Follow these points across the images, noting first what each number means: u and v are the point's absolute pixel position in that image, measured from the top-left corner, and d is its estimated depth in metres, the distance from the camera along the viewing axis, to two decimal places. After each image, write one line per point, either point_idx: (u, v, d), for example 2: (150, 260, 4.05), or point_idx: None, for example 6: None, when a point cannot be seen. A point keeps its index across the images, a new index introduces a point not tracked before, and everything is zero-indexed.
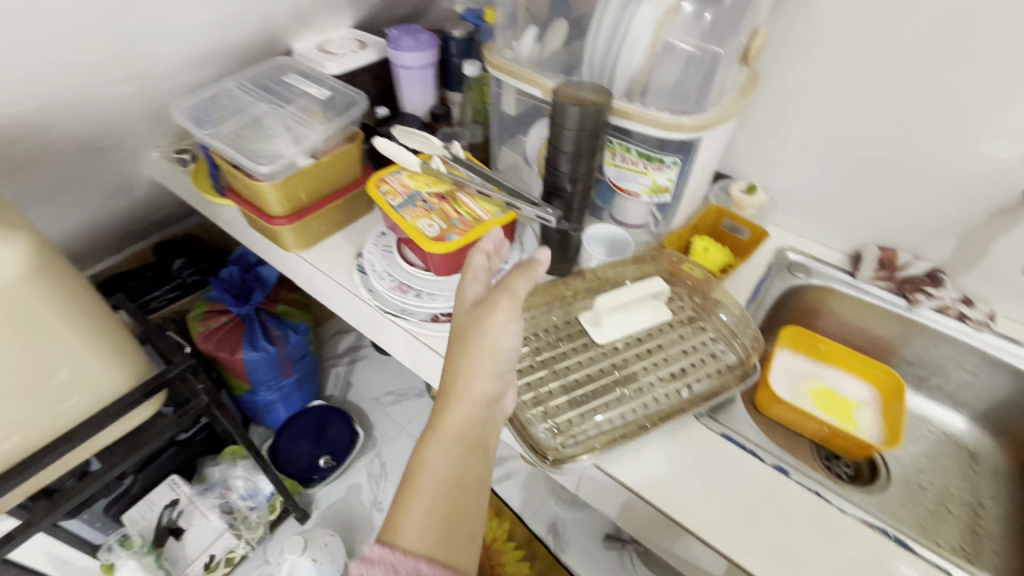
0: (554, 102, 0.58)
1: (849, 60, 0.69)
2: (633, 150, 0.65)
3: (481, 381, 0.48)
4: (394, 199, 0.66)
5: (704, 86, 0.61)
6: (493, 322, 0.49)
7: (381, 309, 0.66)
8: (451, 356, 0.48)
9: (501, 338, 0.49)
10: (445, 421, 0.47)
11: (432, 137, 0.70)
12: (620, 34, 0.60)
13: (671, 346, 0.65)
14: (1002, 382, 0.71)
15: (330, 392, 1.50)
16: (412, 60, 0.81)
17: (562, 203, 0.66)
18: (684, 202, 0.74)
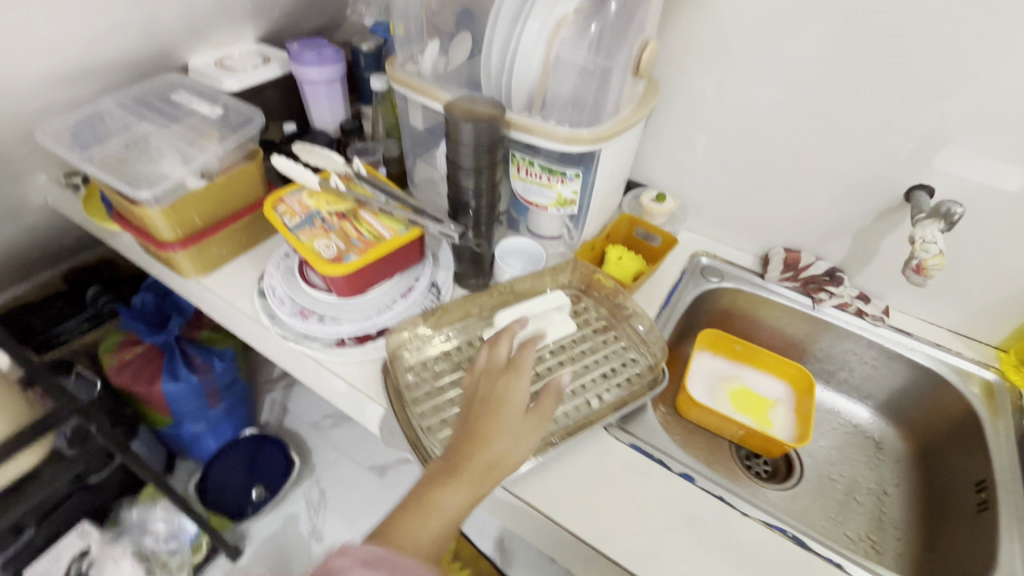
0: (448, 117, 0.57)
1: (742, 69, 0.71)
2: (537, 164, 0.66)
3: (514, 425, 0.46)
4: (291, 220, 0.63)
5: (598, 98, 0.62)
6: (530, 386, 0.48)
7: (283, 336, 0.64)
8: (482, 404, 0.47)
9: (523, 400, 0.47)
10: (474, 453, 0.44)
11: (333, 153, 0.67)
12: (512, 48, 0.60)
13: (583, 358, 0.65)
14: (898, 373, 0.74)
15: (264, 419, 1.43)
16: (318, 75, 0.79)
17: (468, 218, 0.65)
18: (595, 212, 0.74)
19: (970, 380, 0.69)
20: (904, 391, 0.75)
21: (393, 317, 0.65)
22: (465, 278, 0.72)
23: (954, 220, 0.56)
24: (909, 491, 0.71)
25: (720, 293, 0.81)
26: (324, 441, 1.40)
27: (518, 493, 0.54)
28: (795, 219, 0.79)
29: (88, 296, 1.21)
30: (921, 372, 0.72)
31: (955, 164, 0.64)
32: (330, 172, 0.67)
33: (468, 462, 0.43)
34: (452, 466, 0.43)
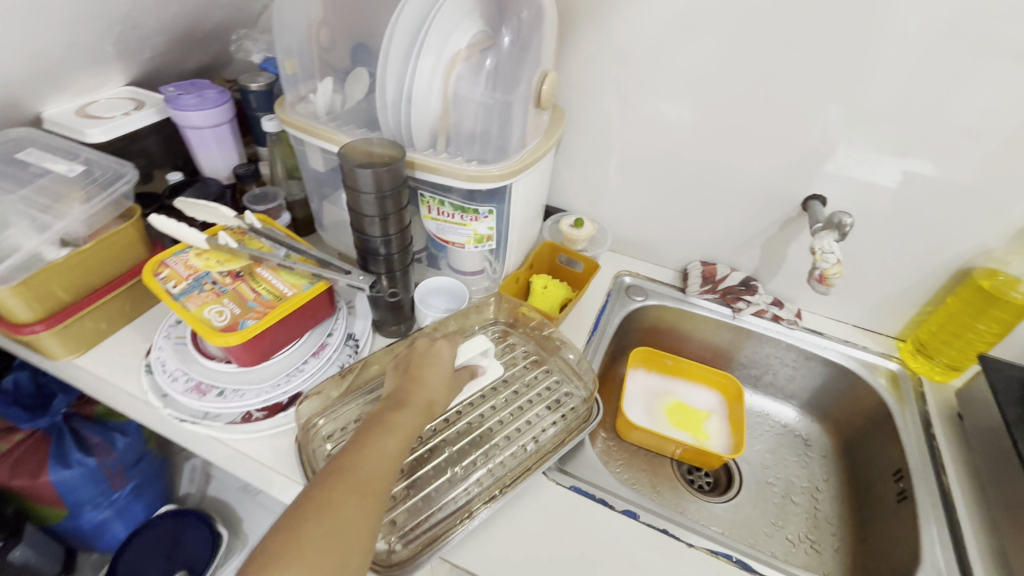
0: (343, 163, 0.53)
1: (643, 94, 0.73)
2: (448, 204, 0.63)
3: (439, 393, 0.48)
4: (175, 286, 0.57)
5: (502, 132, 0.61)
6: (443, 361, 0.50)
7: (177, 418, 0.56)
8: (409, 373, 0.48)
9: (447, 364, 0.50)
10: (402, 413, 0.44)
11: (221, 207, 0.61)
12: (408, 88, 0.57)
13: (516, 399, 0.63)
14: (815, 371, 0.78)
15: (184, 492, 1.29)
16: (202, 119, 0.72)
17: (380, 264, 0.61)
18: (515, 245, 0.73)
19: (878, 372, 0.74)
20: (823, 388, 0.78)
21: (305, 380, 0.59)
22: (383, 325, 0.68)
23: (846, 230, 0.57)
24: (837, 484, 0.74)
25: (646, 311, 0.82)
26: (256, 506, 1.29)
27: (457, 562, 0.50)
28: (709, 234, 0.81)
29: None
30: (835, 370, 0.76)
31: (842, 175, 0.68)
32: (218, 229, 0.61)
33: (392, 420, 0.43)
34: (376, 421, 0.43)
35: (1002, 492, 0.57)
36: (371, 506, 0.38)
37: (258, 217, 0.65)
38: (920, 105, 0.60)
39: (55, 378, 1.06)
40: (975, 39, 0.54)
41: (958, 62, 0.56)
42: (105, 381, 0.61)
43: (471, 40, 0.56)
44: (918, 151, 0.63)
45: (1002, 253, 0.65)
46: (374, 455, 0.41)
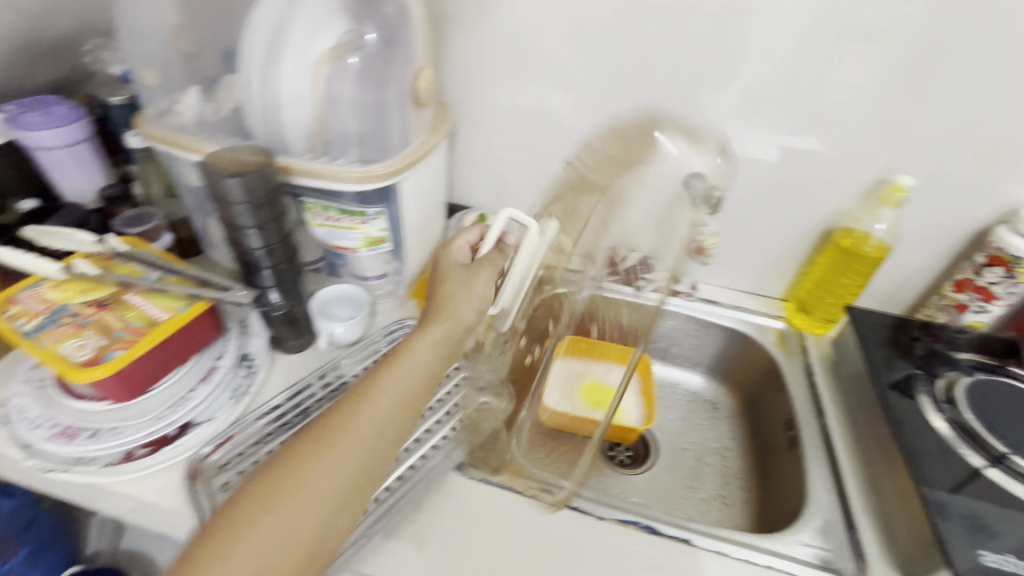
0: (209, 174, 0.51)
1: (527, 86, 0.75)
2: (333, 209, 0.61)
3: (467, 308, 0.54)
4: (27, 323, 0.51)
5: (383, 131, 0.59)
6: (457, 269, 0.56)
7: (43, 468, 0.51)
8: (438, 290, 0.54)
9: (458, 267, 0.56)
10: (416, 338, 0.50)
11: (78, 232, 0.56)
12: (273, 90, 0.54)
13: (426, 402, 0.63)
14: (715, 338, 0.83)
15: (93, 549, 1.18)
16: (53, 138, 0.66)
17: (266, 278, 0.58)
18: (415, 245, 0.72)
19: (767, 333, 0.80)
20: (723, 353, 0.84)
21: (193, 409, 0.56)
22: (282, 341, 0.65)
23: (719, 204, 0.63)
24: (742, 440, 0.79)
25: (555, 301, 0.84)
26: None
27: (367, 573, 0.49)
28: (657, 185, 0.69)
29: None
30: (732, 335, 0.82)
31: None
32: (77, 255, 0.55)
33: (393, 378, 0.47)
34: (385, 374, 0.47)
35: (869, 426, 0.64)
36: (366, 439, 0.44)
37: (125, 240, 0.60)
38: (769, 82, 0.66)
39: None
40: (805, 20, 0.60)
41: (795, 42, 0.62)
42: None
43: (339, 39, 0.54)
44: (774, 125, 0.69)
45: (856, 213, 0.72)
46: (374, 413, 0.45)
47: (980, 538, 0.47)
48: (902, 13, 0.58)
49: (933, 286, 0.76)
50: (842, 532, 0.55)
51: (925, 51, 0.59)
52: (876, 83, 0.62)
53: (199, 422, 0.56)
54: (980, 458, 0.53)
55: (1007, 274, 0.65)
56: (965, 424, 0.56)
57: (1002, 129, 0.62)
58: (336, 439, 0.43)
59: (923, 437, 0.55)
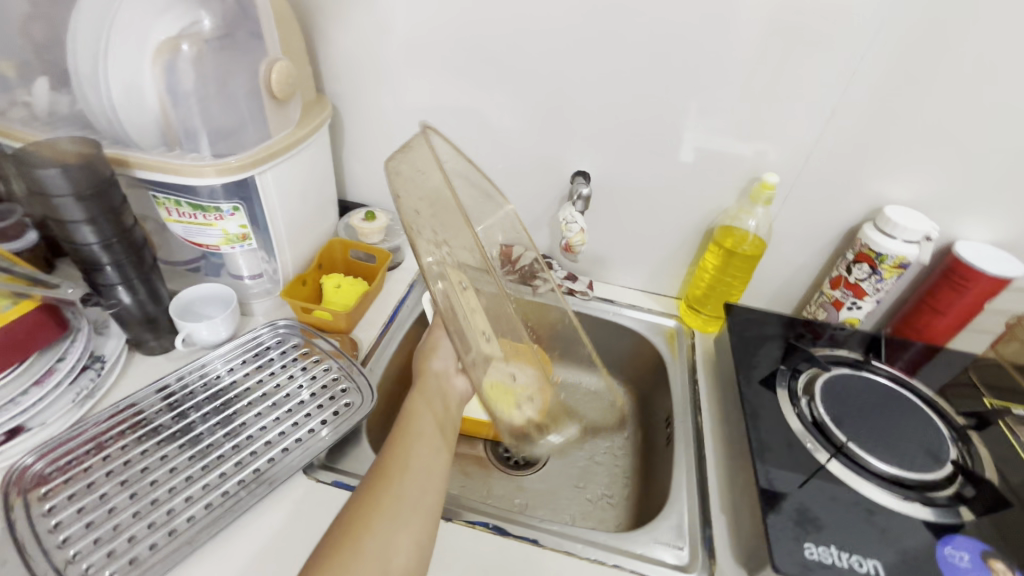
0: (23, 165, 0.48)
1: (412, 82, 0.75)
2: (184, 204, 0.59)
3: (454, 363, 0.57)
4: None
5: (235, 125, 0.58)
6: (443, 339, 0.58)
7: None
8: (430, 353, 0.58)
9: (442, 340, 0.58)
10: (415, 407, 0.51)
11: None
12: (106, 83, 0.52)
13: (287, 402, 0.61)
14: (611, 337, 0.83)
15: None
16: None
17: (108, 276, 0.56)
18: (293, 243, 0.70)
19: (658, 331, 0.80)
20: (619, 352, 0.83)
21: (23, 412, 0.53)
22: (142, 341, 0.63)
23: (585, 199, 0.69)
24: (634, 439, 0.79)
25: None
26: None
27: None
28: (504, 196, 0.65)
29: None
30: (625, 333, 0.82)
31: (596, 151, 0.74)
32: None
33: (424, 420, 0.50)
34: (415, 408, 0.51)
35: (737, 422, 0.64)
36: (424, 492, 0.44)
37: None
38: (642, 80, 0.67)
39: None
40: (660, 20, 0.62)
41: (654, 42, 0.64)
42: None
43: (176, 30, 0.52)
44: (648, 122, 0.70)
45: (733, 211, 0.73)
46: (420, 458, 0.46)
47: (807, 530, 0.47)
48: (756, 12, 0.59)
49: (815, 283, 0.77)
50: (696, 529, 0.54)
51: (780, 49, 0.61)
52: (740, 80, 0.64)
53: (30, 427, 0.53)
54: (825, 452, 0.53)
55: (873, 270, 0.66)
56: (817, 419, 0.56)
57: (859, 126, 0.63)
58: (401, 474, 0.44)
59: (772, 431, 0.55)
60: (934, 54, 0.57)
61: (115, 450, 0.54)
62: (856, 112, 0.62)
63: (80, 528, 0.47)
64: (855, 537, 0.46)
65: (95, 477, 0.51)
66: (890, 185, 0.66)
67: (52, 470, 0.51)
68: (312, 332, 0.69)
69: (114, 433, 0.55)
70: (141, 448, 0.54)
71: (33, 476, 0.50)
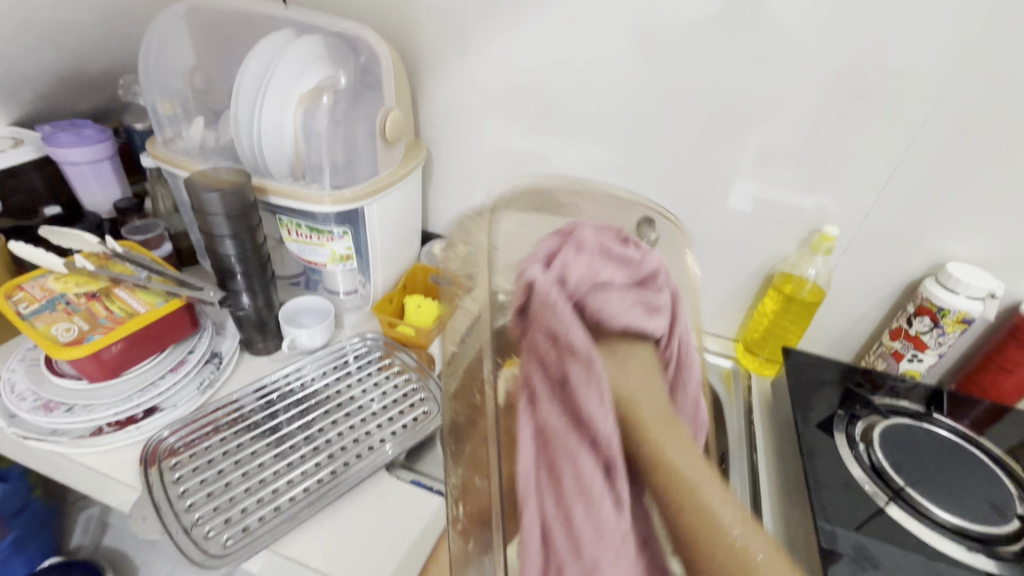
0: (192, 189, 0.59)
1: (497, 128, 0.85)
2: (303, 227, 0.70)
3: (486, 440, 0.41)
4: (27, 306, 0.59)
5: (353, 160, 0.68)
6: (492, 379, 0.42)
7: (21, 436, 0.58)
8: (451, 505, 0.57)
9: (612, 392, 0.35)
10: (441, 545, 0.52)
11: (85, 234, 0.64)
12: (259, 124, 0.64)
13: (370, 405, 0.68)
14: None
15: (75, 543, 1.23)
16: (81, 156, 0.76)
17: (238, 284, 0.66)
18: (384, 266, 0.78)
19: (715, 371, 0.83)
20: None
21: (159, 394, 0.63)
22: (252, 342, 0.72)
23: None
24: None
25: None
26: (156, 553, 1.24)
27: (289, 554, 0.53)
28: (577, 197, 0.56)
29: None
30: None
31: (662, 196, 0.80)
32: (80, 254, 0.64)
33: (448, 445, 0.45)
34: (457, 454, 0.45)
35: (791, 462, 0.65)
36: None
37: (124, 244, 0.69)
38: (711, 134, 0.73)
39: None
40: (728, 84, 0.69)
41: (723, 102, 0.70)
42: None
43: (317, 83, 0.64)
44: (713, 173, 0.76)
45: (793, 259, 0.77)
46: None
47: (863, 567, 0.48)
48: (820, 80, 0.65)
49: (875, 333, 0.78)
50: None
51: (845, 112, 0.66)
52: (805, 138, 0.69)
53: (163, 407, 0.63)
54: (883, 494, 0.54)
55: (934, 324, 0.67)
56: (875, 463, 0.58)
57: (921, 184, 0.66)
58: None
59: (830, 471, 0.57)
60: (996, 121, 0.60)
61: (229, 434, 0.62)
62: (921, 172, 0.66)
63: (203, 497, 0.55)
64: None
65: (214, 455, 0.59)
66: (953, 242, 0.68)
67: (180, 445, 0.60)
68: (396, 345, 0.77)
69: (228, 419, 0.64)
70: (250, 433, 0.63)
71: (166, 449, 0.59)
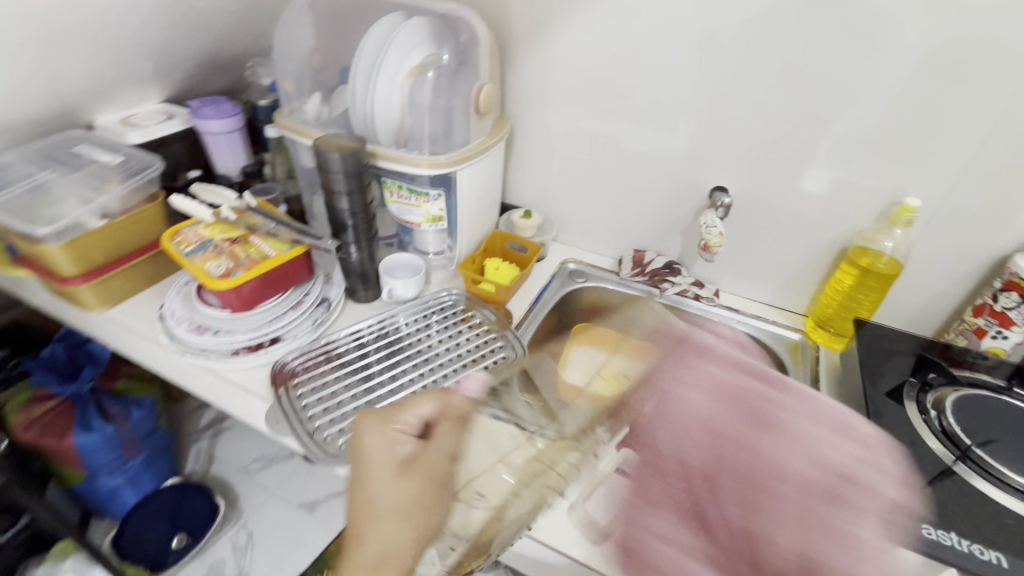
0: (318, 151, 0.68)
1: (576, 103, 0.90)
2: (404, 188, 0.79)
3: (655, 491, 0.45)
4: (186, 247, 0.72)
5: (448, 128, 0.76)
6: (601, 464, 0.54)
7: (180, 351, 0.71)
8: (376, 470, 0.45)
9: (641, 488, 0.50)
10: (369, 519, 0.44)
11: (227, 190, 0.77)
12: (370, 94, 0.73)
13: (455, 347, 0.76)
14: None
15: (189, 469, 1.41)
16: (218, 126, 0.89)
17: (347, 236, 0.75)
18: (468, 228, 0.86)
19: (783, 343, 0.84)
20: None
21: (283, 326, 0.74)
22: (355, 291, 0.82)
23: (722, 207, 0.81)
24: None
25: (585, 292, 0.95)
26: (254, 484, 1.39)
27: None
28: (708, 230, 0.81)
29: None
30: (747, 340, 0.87)
31: (737, 167, 0.82)
32: (224, 207, 0.76)
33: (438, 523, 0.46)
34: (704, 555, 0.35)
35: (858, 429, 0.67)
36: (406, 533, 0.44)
37: (256, 201, 0.81)
38: (793, 109, 0.74)
39: (86, 353, 1.23)
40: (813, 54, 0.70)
41: (804, 73, 0.71)
42: (129, 328, 0.76)
43: (422, 59, 0.72)
44: (789, 145, 0.77)
45: (870, 233, 0.77)
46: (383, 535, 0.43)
47: (924, 513, 0.50)
48: (911, 48, 0.64)
49: (956, 312, 0.77)
50: None
51: (936, 85, 0.65)
52: (893, 111, 0.69)
53: (286, 337, 0.74)
54: (952, 455, 0.55)
55: (1023, 299, 0.66)
56: (947, 429, 0.58)
57: (1016, 155, 0.65)
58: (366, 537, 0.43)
59: (896, 430, 0.59)
60: None
61: (339, 363, 0.73)
62: (1016, 147, 0.64)
63: (322, 410, 0.66)
64: (978, 529, 0.49)
65: (327, 378, 0.70)
66: None
67: (300, 370, 0.71)
68: (478, 301, 0.84)
69: (336, 351, 0.74)
70: (354, 365, 0.73)
71: (290, 370, 0.71)
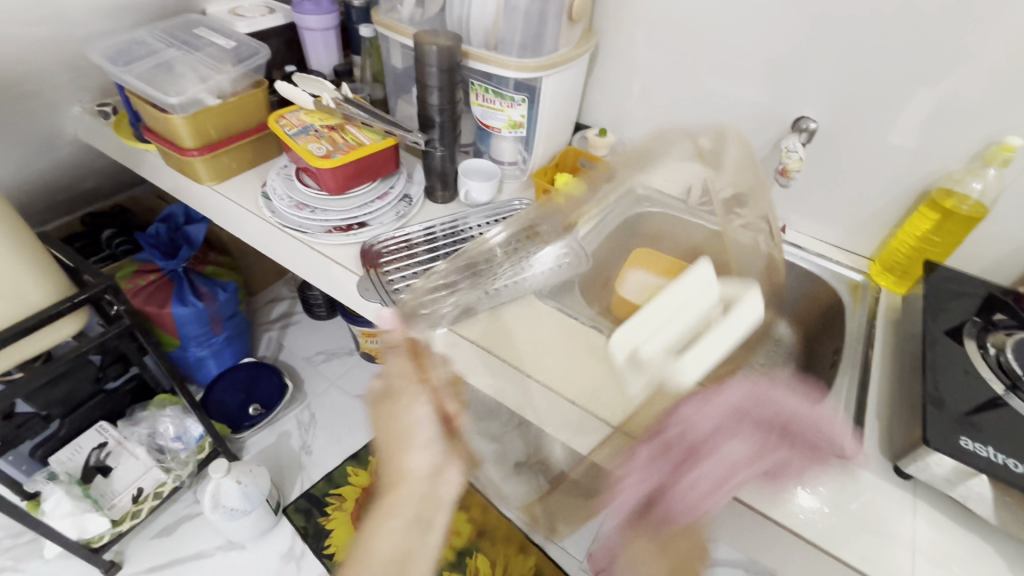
0: (416, 43, 0.72)
1: (664, 21, 0.87)
2: (490, 91, 0.83)
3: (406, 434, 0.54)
4: (291, 129, 0.80)
5: (540, 33, 0.77)
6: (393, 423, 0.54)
7: (282, 224, 0.80)
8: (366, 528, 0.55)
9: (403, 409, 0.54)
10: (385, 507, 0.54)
11: (326, 81, 0.83)
12: None
13: (522, 248, 0.81)
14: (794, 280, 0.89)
15: (261, 353, 1.57)
16: (316, 23, 0.93)
17: (433, 132, 0.79)
18: (544, 140, 0.90)
19: (843, 282, 0.85)
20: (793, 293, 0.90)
21: (371, 212, 0.82)
22: (435, 191, 0.87)
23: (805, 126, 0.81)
24: None
25: (648, 219, 0.90)
26: (316, 373, 1.54)
27: None
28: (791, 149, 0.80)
29: (104, 237, 1.36)
30: (809, 276, 0.88)
31: (826, 98, 0.80)
32: (324, 96, 0.82)
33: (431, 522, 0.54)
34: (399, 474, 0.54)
35: (897, 406, 0.64)
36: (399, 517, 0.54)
37: (352, 95, 0.86)
38: (903, 36, 0.70)
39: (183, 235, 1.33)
40: None
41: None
42: (235, 201, 0.85)
43: None
44: (886, 77, 0.74)
45: (960, 176, 0.74)
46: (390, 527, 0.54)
47: (964, 429, 0.53)
48: None
49: None
50: (850, 424, 0.63)
51: None
52: (1016, 44, 0.64)
53: (372, 223, 0.81)
54: (1002, 386, 0.57)
55: None
56: (1003, 364, 0.60)
57: None
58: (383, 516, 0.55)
59: (950, 358, 0.61)
60: None
61: (417, 250, 0.79)
62: None
63: (404, 285, 0.74)
64: (1016, 447, 0.51)
65: (409, 261, 0.78)
66: None
67: (385, 251, 0.78)
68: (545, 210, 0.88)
69: (415, 239, 0.81)
70: (430, 252, 0.79)
71: (376, 251, 0.78)
